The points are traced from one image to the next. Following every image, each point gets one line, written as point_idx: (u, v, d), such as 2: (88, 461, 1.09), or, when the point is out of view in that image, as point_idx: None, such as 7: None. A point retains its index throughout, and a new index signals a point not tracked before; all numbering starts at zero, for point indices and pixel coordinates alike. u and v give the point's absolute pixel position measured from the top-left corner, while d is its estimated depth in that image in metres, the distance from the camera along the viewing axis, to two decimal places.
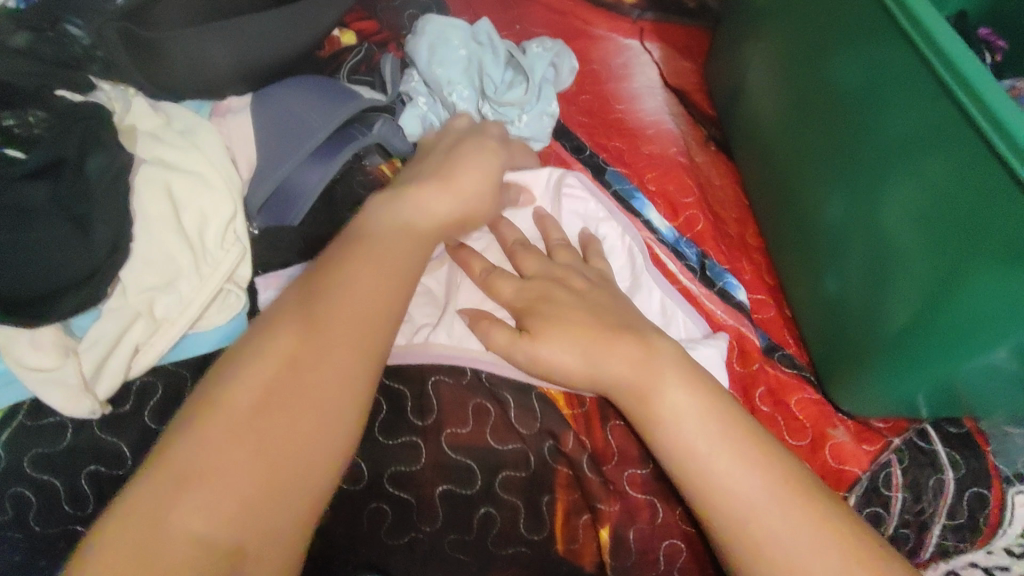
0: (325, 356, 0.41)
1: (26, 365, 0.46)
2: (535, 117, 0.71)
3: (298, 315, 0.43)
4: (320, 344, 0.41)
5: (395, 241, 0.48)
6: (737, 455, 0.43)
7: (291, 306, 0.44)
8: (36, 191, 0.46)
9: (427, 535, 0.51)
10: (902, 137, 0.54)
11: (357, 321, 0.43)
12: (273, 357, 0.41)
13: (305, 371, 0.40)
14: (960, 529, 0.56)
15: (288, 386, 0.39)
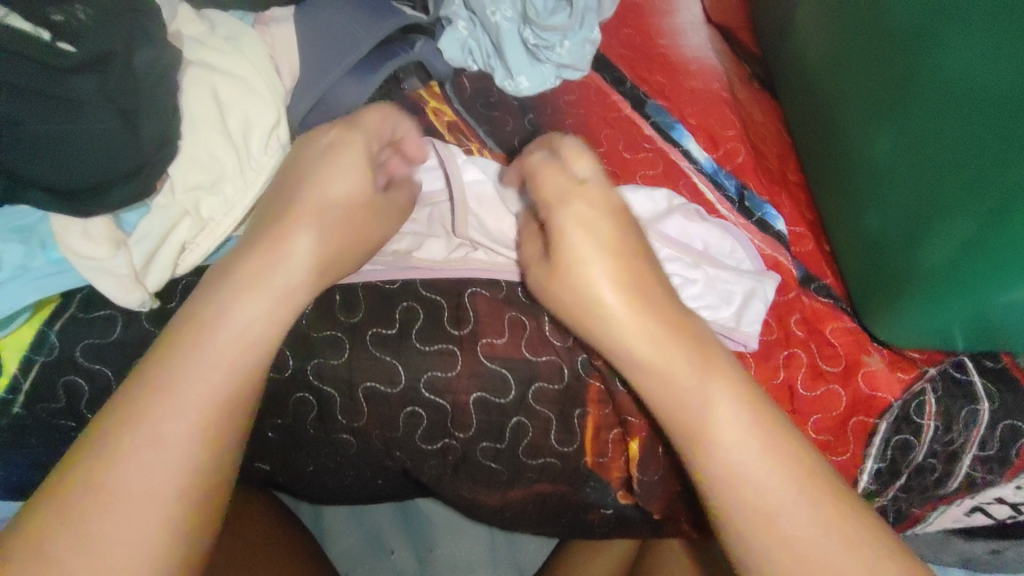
0: (242, 354, 0.42)
1: (80, 254, 0.48)
2: (576, 45, 0.70)
3: (198, 324, 0.42)
4: (235, 346, 0.42)
5: (282, 276, 0.44)
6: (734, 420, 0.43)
7: (201, 311, 0.42)
8: (86, 84, 0.46)
9: (461, 442, 0.55)
10: (951, 78, 0.51)
11: (273, 325, 0.43)
12: (199, 368, 0.40)
13: (229, 368, 0.41)
14: (988, 461, 0.56)
15: (218, 381, 0.41)
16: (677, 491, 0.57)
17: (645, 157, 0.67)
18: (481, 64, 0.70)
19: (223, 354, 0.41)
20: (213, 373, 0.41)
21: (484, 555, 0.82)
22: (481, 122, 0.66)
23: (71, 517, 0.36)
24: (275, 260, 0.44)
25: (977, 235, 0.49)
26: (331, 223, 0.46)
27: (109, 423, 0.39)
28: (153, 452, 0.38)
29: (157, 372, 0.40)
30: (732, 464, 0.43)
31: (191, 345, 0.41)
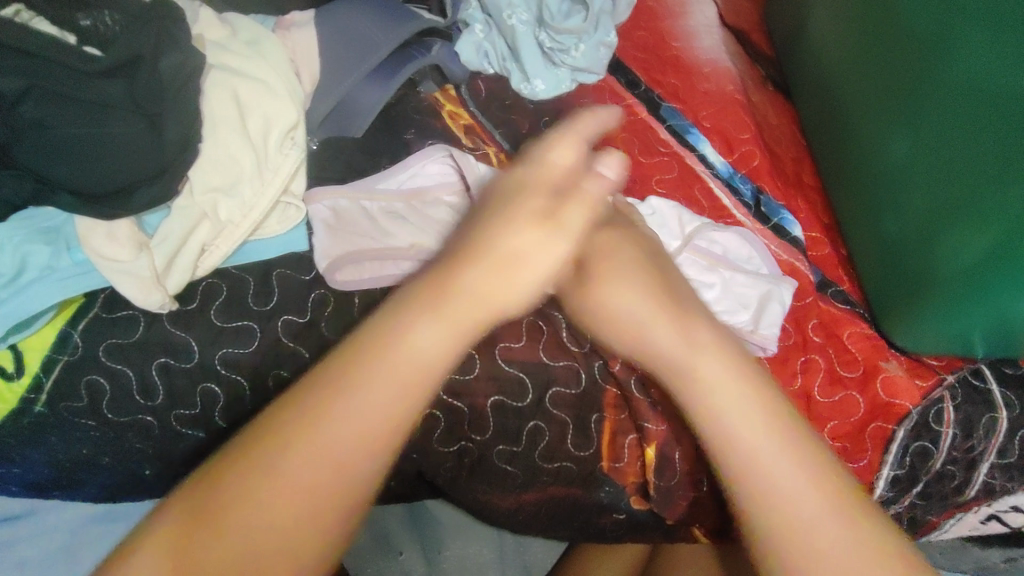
0: (455, 335, 0.36)
1: (103, 255, 0.48)
2: (592, 48, 0.70)
3: (388, 310, 0.37)
4: (412, 339, 0.36)
5: (385, 331, 0.35)
6: (768, 419, 0.39)
7: (435, 294, 0.37)
8: (114, 88, 0.47)
9: (478, 445, 0.55)
10: (974, 77, 0.51)
11: (435, 372, 0.36)
12: (410, 361, 0.35)
13: (442, 357, 0.36)
14: (1009, 468, 0.57)
15: (435, 364, 0.36)
16: (693, 497, 0.57)
17: (660, 161, 0.67)
18: (497, 68, 0.70)
19: (452, 347, 0.36)
20: (423, 363, 0.35)
21: (492, 556, 0.83)
22: (497, 125, 0.66)
23: (227, 522, 0.31)
24: (431, 308, 0.36)
25: (993, 235, 0.50)
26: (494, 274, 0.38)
27: (283, 422, 0.33)
28: (321, 452, 0.33)
29: (364, 360, 0.35)
30: (750, 447, 0.38)
31: (322, 409, 0.33)
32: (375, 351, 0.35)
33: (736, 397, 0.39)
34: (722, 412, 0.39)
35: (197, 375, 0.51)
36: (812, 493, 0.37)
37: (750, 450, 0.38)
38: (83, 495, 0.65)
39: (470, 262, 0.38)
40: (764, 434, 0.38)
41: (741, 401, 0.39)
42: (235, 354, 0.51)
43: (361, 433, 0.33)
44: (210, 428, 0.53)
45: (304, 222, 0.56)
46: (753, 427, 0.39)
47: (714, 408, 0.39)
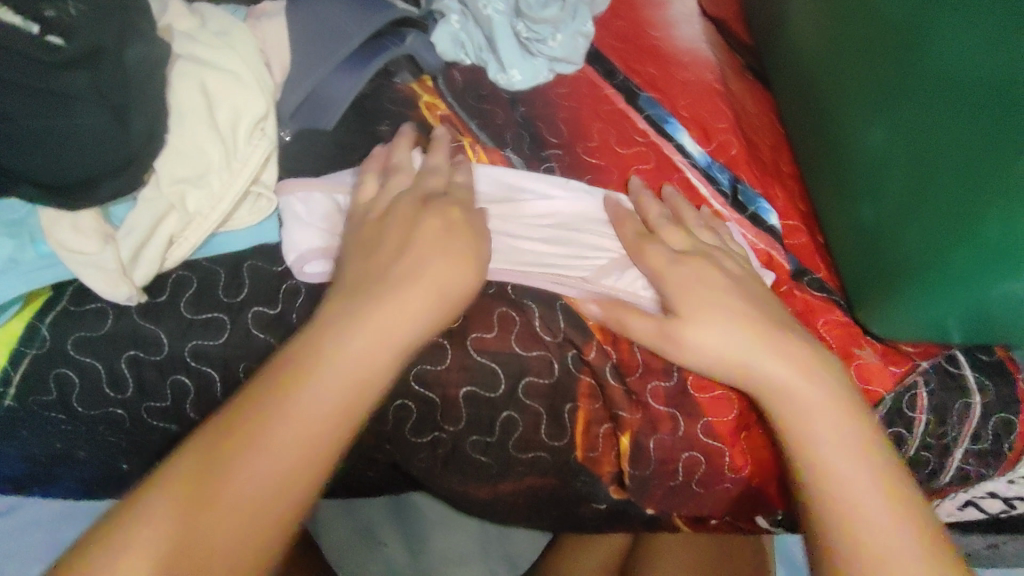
0: (387, 335, 0.43)
1: (68, 248, 0.48)
2: (568, 38, 0.71)
3: (352, 315, 0.43)
4: (357, 348, 0.41)
5: (327, 347, 0.41)
6: (832, 400, 0.48)
7: (371, 293, 0.44)
8: (78, 79, 0.46)
9: (451, 435, 0.55)
10: (951, 63, 0.51)
11: (350, 394, 0.40)
12: (382, 338, 0.42)
13: (375, 350, 0.42)
14: (983, 454, 0.57)
15: (365, 368, 0.41)
16: (668, 485, 0.57)
17: (637, 151, 0.67)
18: (474, 58, 0.70)
19: (389, 339, 0.43)
20: (344, 365, 0.41)
21: (475, 549, 0.83)
22: (472, 115, 0.65)
23: (177, 518, 0.36)
24: (351, 328, 0.42)
25: (966, 221, 0.50)
26: (387, 305, 0.44)
27: (249, 416, 0.39)
28: (267, 449, 0.38)
29: (324, 353, 0.41)
30: (820, 434, 0.46)
31: (251, 423, 0.39)
32: (303, 359, 0.41)
33: (821, 404, 0.47)
34: (812, 429, 0.47)
35: (167, 366, 0.51)
36: (870, 479, 0.45)
37: (807, 429, 0.47)
38: (60, 489, 0.65)
39: (403, 271, 0.46)
40: (836, 417, 0.47)
41: (820, 403, 0.47)
42: (204, 345, 0.51)
43: (287, 450, 0.38)
44: (181, 420, 0.53)
45: (276, 213, 0.55)
46: (840, 445, 0.46)
47: (801, 414, 0.47)
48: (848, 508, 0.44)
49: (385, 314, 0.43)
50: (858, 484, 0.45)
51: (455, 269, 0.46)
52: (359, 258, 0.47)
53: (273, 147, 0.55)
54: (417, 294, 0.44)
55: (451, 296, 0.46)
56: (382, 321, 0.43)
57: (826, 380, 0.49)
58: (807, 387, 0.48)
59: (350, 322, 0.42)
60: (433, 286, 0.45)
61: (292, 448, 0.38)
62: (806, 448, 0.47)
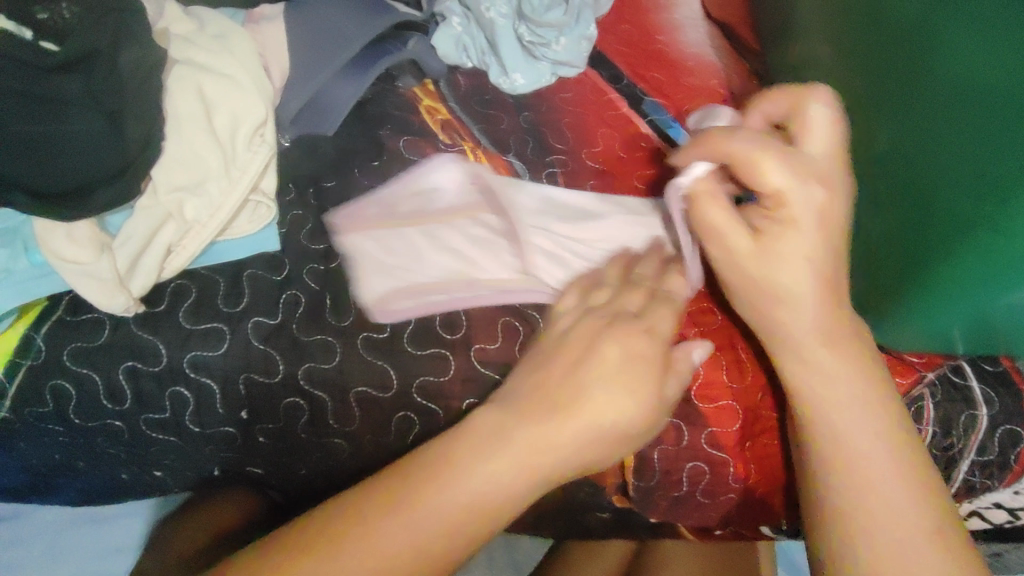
0: (550, 452, 0.41)
1: (63, 257, 0.47)
2: (572, 41, 0.70)
3: (516, 417, 0.42)
4: (510, 467, 0.40)
5: (530, 444, 0.41)
6: (841, 361, 0.46)
7: (541, 409, 0.42)
8: (70, 85, 0.45)
9: None
10: (960, 73, 0.50)
11: (504, 501, 0.40)
12: (538, 453, 0.41)
13: (528, 469, 0.40)
14: (987, 465, 0.56)
15: (515, 489, 0.40)
16: (672, 496, 0.57)
17: (643, 157, 0.66)
18: (477, 62, 0.69)
19: (570, 448, 0.41)
20: (495, 480, 0.39)
21: (480, 555, 0.82)
22: (476, 120, 0.65)
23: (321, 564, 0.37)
24: (501, 433, 0.41)
25: (965, 233, 0.49)
26: (549, 422, 0.41)
27: (383, 508, 0.38)
28: (382, 547, 0.37)
29: (478, 458, 0.40)
30: (835, 403, 0.46)
31: (406, 500, 0.39)
32: (467, 453, 0.40)
33: (852, 389, 0.46)
34: (844, 417, 0.45)
35: (167, 378, 0.50)
36: (878, 457, 0.45)
37: (829, 396, 0.46)
38: (61, 500, 0.64)
39: (557, 383, 0.43)
40: (847, 385, 0.46)
41: (852, 388, 0.46)
42: (204, 356, 0.50)
43: (425, 535, 0.38)
44: (181, 433, 0.52)
45: (276, 220, 0.54)
46: (868, 435, 0.45)
47: (818, 380, 0.46)
48: (861, 491, 0.44)
49: (527, 442, 0.41)
50: (886, 478, 0.44)
51: (628, 381, 0.43)
52: (542, 362, 0.45)
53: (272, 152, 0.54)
54: (576, 419, 0.41)
55: (605, 414, 0.42)
56: (569, 435, 0.41)
57: (855, 342, 0.47)
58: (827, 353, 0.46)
59: (507, 419, 0.42)
60: (600, 407, 0.42)
61: (423, 535, 0.38)
62: (828, 426, 0.46)
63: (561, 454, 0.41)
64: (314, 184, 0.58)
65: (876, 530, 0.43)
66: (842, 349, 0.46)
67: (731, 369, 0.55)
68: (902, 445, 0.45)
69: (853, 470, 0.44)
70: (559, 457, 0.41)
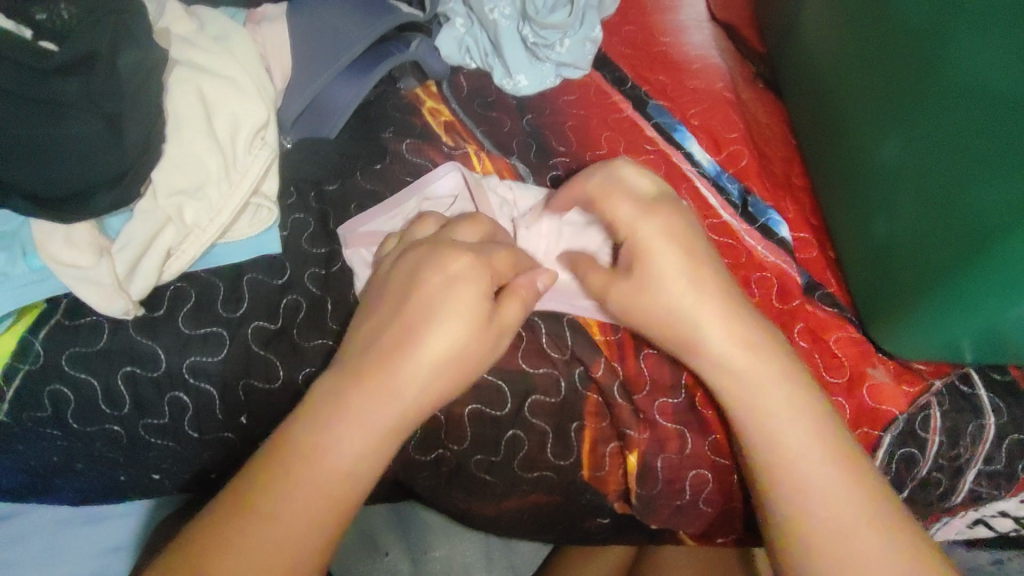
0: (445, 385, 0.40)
1: (62, 262, 0.46)
2: (577, 43, 0.69)
3: (373, 370, 0.39)
4: (367, 413, 0.38)
5: (383, 410, 0.38)
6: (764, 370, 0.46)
7: (368, 359, 0.39)
8: (69, 87, 0.44)
9: (455, 453, 0.54)
10: (965, 77, 0.50)
11: (365, 468, 0.37)
12: (384, 400, 0.38)
13: (377, 432, 0.38)
14: (995, 476, 0.55)
15: (367, 459, 0.37)
16: (675, 505, 0.56)
17: (647, 160, 0.65)
18: (480, 63, 0.69)
19: (411, 397, 0.39)
20: (361, 431, 0.38)
21: (479, 557, 0.82)
22: (478, 122, 0.64)
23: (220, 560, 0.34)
24: (375, 391, 0.38)
25: (979, 246, 0.48)
26: (415, 368, 0.39)
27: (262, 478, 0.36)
28: (279, 521, 0.36)
29: (334, 411, 0.38)
30: (759, 413, 0.45)
31: (268, 483, 0.36)
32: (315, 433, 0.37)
33: (776, 392, 0.46)
34: (775, 422, 0.45)
35: (165, 383, 0.49)
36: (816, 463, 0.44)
37: (755, 405, 0.46)
38: (58, 500, 0.63)
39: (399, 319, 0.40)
40: (772, 394, 0.46)
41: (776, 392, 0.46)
42: (203, 361, 0.49)
43: (313, 504, 0.36)
44: (179, 438, 0.52)
45: (277, 223, 0.54)
46: (800, 436, 0.44)
47: (750, 393, 0.46)
48: (801, 499, 0.43)
49: (399, 357, 0.39)
50: (826, 480, 0.43)
51: (467, 299, 0.40)
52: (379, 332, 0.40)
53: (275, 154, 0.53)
54: (424, 357, 0.39)
55: (440, 354, 0.39)
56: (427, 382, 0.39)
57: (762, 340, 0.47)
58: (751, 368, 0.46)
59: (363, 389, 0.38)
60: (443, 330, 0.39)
61: (308, 510, 0.36)
62: (758, 435, 0.45)
63: (404, 389, 0.38)
64: (315, 189, 0.57)
65: (815, 533, 0.42)
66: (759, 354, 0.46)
67: None
68: (842, 446, 0.45)
69: (787, 471, 0.44)
70: (427, 397, 0.39)
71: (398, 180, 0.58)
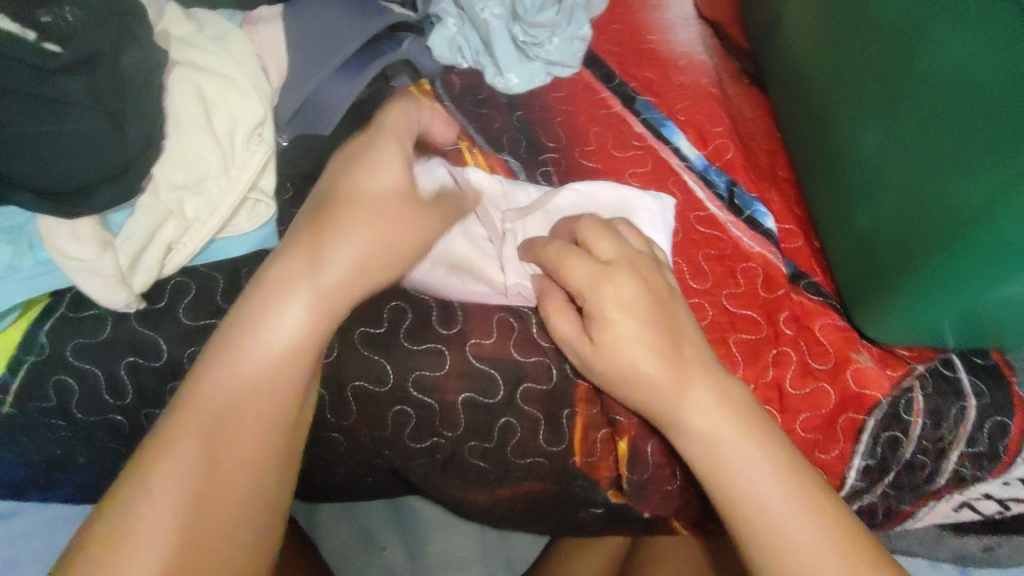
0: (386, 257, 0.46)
1: (66, 254, 0.47)
2: (565, 41, 0.71)
3: (307, 253, 0.44)
4: (325, 287, 0.43)
5: (340, 277, 0.44)
6: (713, 393, 0.46)
7: (299, 240, 0.45)
8: (74, 85, 0.46)
9: (449, 440, 0.55)
10: (948, 70, 0.50)
11: (314, 328, 0.43)
12: (321, 307, 0.43)
13: (333, 294, 0.44)
14: (978, 457, 0.57)
15: (324, 318, 0.43)
16: (665, 490, 0.57)
17: (635, 154, 0.67)
18: (471, 62, 0.70)
19: (345, 295, 0.44)
20: (297, 331, 0.43)
21: (475, 551, 0.83)
22: (470, 119, 0.66)
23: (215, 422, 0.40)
24: (327, 266, 0.43)
25: (957, 232, 0.49)
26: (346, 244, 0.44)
27: (196, 403, 0.40)
28: (220, 447, 0.40)
29: (284, 289, 0.43)
30: (702, 431, 0.45)
31: (242, 354, 0.42)
32: (269, 308, 0.43)
33: (704, 398, 0.46)
34: (718, 447, 0.45)
35: (167, 373, 0.51)
36: (764, 475, 0.44)
37: (695, 427, 0.45)
38: (62, 494, 0.65)
39: (319, 225, 0.45)
40: (714, 414, 0.45)
41: (707, 398, 0.46)
42: (204, 351, 0.51)
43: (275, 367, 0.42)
44: None
45: (275, 218, 0.55)
46: (743, 447, 0.44)
47: (689, 413, 0.45)
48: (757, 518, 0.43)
49: (348, 223, 0.44)
50: (773, 500, 0.43)
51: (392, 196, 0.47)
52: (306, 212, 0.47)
53: (269, 147, 0.55)
54: (361, 230, 0.44)
55: (374, 228, 0.45)
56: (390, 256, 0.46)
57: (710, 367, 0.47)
58: (700, 393, 0.46)
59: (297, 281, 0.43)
60: (378, 217, 0.45)
61: (272, 379, 0.42)
62: (704, 447, 0.45)
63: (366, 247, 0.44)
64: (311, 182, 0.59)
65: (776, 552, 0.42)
66: (707, 381, 0.46)
67: (726, 362, 0.57)
68: (785, 457, 0.45)
69: (737, 488, 0.44)
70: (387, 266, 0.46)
71: None
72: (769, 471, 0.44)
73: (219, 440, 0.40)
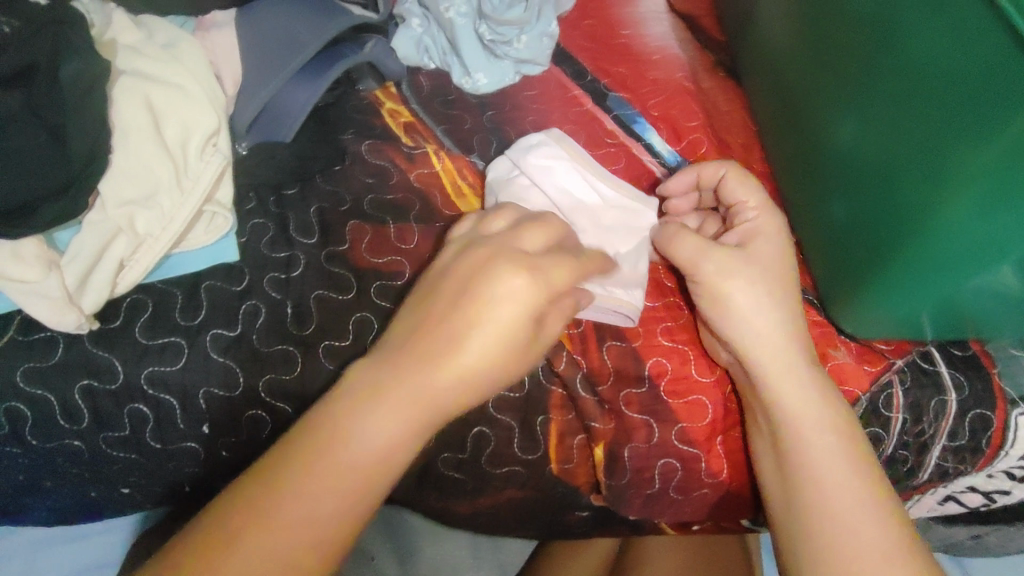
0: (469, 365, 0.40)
1: (8, 277, 0.46)
2: (534, 38, 0.69)
3: (388, 353, 0.40)
4: (408, 387, 0.39)
5: (436, 378, 0.39)
6: (801, 388, 0.49)
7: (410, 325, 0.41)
8: (9, 99, 0.44)
9: (424, 452, 0.54)
10: (917, 59, 0.48)
11: (405, 431, 0.39)
12: (409, 409, 0.39)
13: (424, 393, 0.39)
14: (959, 450, 0.57)
15: (415, 419, 0.39)
16: (645, 494, 0.56)
17: (608, 152, 0.66)
18: (439, 62, 0.69)
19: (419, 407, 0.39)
20: (419, 414, 0.39)
21: (466, 556, 0.82)
22: (439, 121, 0.65)
23: (280, 511, 0.37)
24: (418, 357, 0.40)
25: (931, 233, 0.49)
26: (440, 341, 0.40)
27: (267, 491, 0.37)
28: (289, 534, 0.36)
29: (374, 392, 0.39)
30: (811, 423, 0.48)
31: (320, 443, 0.38)
32: (351, 406, 0.39)
33: (816, 416, 0.49)
34: (812, 443, 0.48)
35: (123, 396, 0.49)
36: (842, 467, 0.47)
37: (796, 424, 0.48)
38: (32, 519, 0.63)
39: (416, 335, 0.40)
40: (818, 407, 0.49)
41: (815, 415, 0.49)
42: (161, 372, 0.49)
43: (359, 466, 0.38)
44: (142, 449, 0.52)
45: (235, 229, 0.53)
46: (830, 446, 0.48)
47: (787, 411, 0.49)
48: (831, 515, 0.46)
49: (444, 314, 0.41)
50: (846, 496, 0.46)
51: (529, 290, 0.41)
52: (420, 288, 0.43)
53: (228, 159, 0.54)
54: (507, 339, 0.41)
55: (497, 329, 0.40)
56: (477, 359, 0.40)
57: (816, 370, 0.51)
58: (797, 391, 0.49)
59: (390, 372, 0.40)
60: (493, 313, 0.40)
61: (345, 476, 0.38)
62: (799, 444, 0.48)
63: (463, 352, 0.40)
64: (275, 193, 0.56)
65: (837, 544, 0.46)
66: (791, 380, 0.50)
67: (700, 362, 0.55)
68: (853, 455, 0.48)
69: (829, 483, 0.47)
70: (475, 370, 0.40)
71: (358, 180, 0.57)
72: (847, 467, 0.47)
73: (280, 535, 0.36)
